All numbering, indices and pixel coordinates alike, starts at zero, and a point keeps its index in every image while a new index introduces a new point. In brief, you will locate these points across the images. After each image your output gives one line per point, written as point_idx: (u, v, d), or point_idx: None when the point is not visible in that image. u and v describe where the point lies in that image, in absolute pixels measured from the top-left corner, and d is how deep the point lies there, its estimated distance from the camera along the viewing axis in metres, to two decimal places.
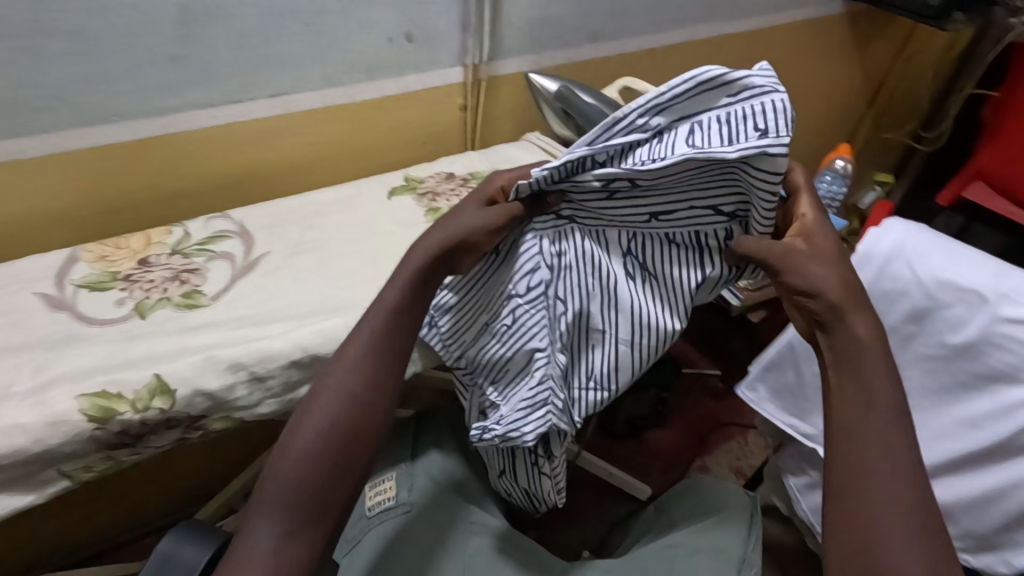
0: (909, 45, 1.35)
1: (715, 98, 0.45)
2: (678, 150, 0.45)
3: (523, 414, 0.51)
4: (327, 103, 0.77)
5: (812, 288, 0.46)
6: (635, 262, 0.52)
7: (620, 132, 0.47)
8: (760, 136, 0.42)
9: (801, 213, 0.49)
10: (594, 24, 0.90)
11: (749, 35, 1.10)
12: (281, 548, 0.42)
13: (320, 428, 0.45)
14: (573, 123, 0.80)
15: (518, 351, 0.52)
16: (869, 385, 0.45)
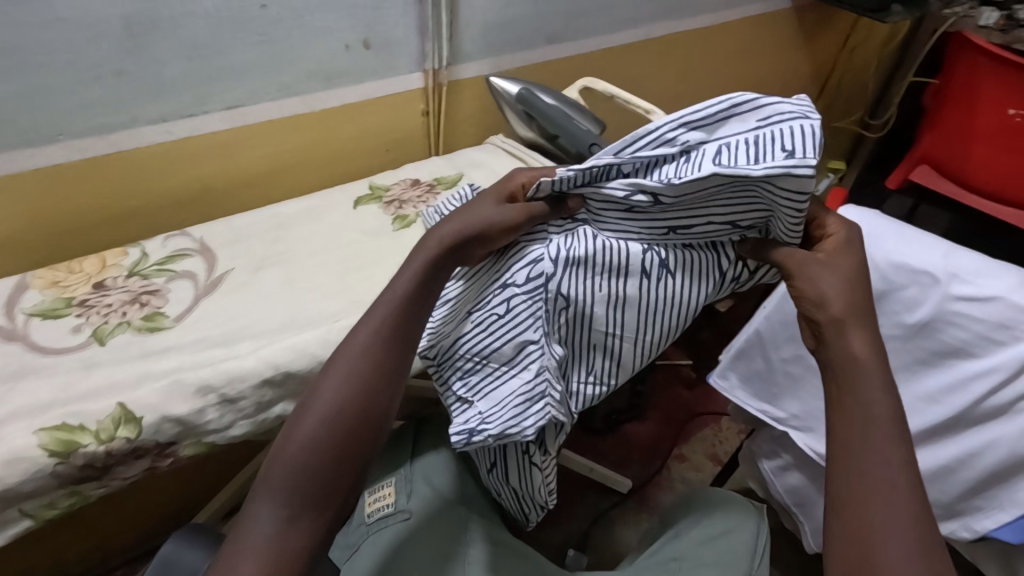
0: (853, 37, 1.40)
1: (746, 120, 0.44)
2: (702, 166, 0.44)
3: (520, 410, 0.50)
4: (285, 114, 0.75)
5: (819, 301, 0.42)
6: (656, 259, 0.49)
7: (648, 145, 0.46)
8: (788, 156, 0.40)
9: (829, 231, 0.46)
10: (551, 25, 0.91)
11: (702, 32, 1.12)
12: (283, 532, 0.41)
13: (325, 416, 0.44)
14: (535, 125, 0.81)
15: (515, 344, 0.51)
16: (873, 415, 0.39)
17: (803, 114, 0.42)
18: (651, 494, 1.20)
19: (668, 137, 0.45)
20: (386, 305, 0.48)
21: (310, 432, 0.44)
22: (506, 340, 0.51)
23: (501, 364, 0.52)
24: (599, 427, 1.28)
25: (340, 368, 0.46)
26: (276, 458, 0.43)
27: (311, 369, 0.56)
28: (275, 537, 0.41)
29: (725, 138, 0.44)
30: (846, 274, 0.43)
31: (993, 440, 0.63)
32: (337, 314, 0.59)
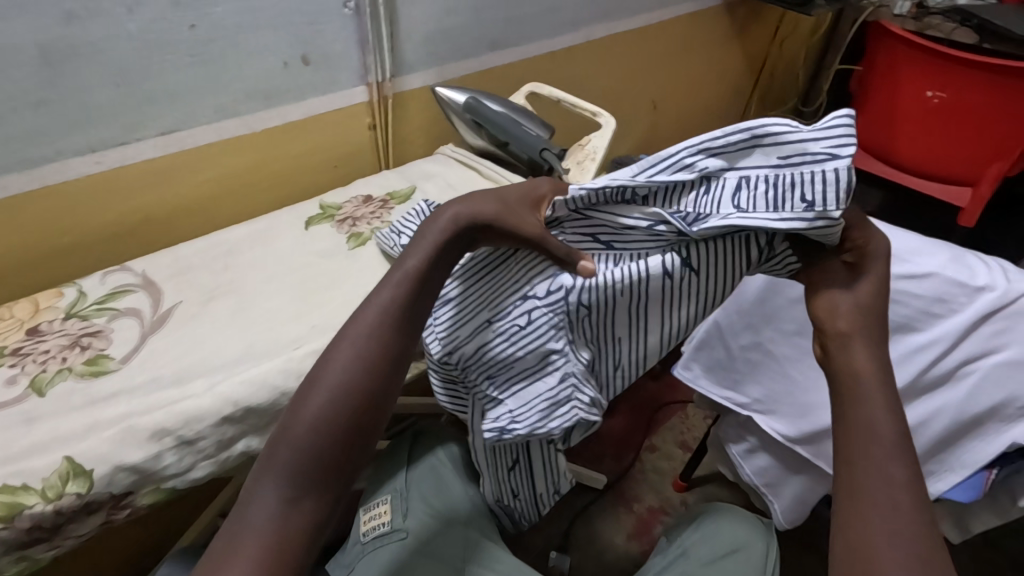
0: (782, 30, 1.46)
1: (771, 154, 0.43)
2: (721, 207, 0.45)
3: (545, 416, 0.50)
4: (225, 136, 0.72)
5: (829, 312, 0.45)
6: (678, 261, 0.47)
7: (666, 169, 0.46)
8: (807, 207, 0.42)
9: (860, 239, 0.47)
10: (492, 32, 0.91)
11: (640, 32, 1.15)
12: (287, 513, 0.40)
13: (329, 399, 0.43)
14: (484, 133, 0.80)
15: (539, 352, 0.49)
16: (873, 422, 0.41)
17: (832, 155, 0.41)
18: (626, 486, 1.22)
19: (687, 163, 0.45)
20: (392, 290, 0.47)
21: (309, 418, 0.42)
22: (527, 350, 0.49)
23: (524, 370, 0.51)
24: None
25: (346, 350, 0.45)
26: (274, 446, 0.42)
27: (273, 401, 0.53)
28: (277, 517, 0.40)
29: (747, 173, 0.44)
30: (860, 290, 0.45)
31: (940, 407, 0.66)
32: (297, 341, 0.57)
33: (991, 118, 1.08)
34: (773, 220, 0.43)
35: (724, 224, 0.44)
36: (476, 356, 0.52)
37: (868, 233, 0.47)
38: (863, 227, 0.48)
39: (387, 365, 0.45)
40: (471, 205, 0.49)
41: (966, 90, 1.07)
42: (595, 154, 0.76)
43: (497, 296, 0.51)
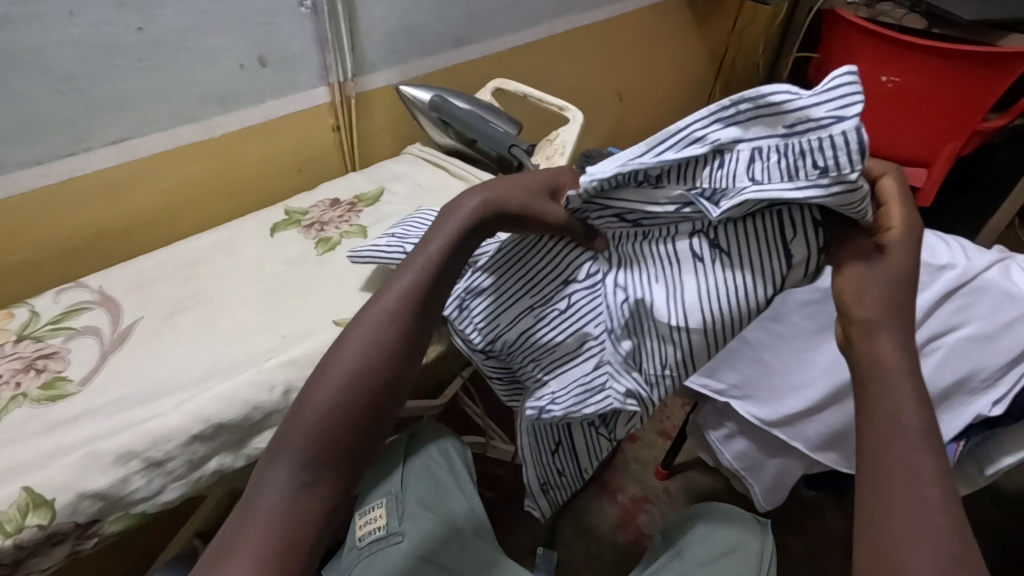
0: (740, 20, 1.48)
1: (777, 121, 0.39)
2: (739, 181, 0.40)
3: (580, 400, 0.50)
4: (181, 142, 0.70)
5: (856, 298, 0.40)
6: (715, 249, 0.44)
7: (672, 147, 0.42)
8: (822, 174, 0.38)
9: (891, 220, 0.42)
10: (455, 29, 0.89)
11: (602, 25, 1.15)
12: (299, 503, 0.35)
13: (343, 383, 0.38)
14: (451, 131, 0.79)
15: (573, 336, 0.50)
16: (900, 419, 0.36)
17: (839, 117, 0.36)
18: (610, 478, 1.23)
19: (697, 137, 0.41)
20: (416, 271, 0.43)
21: (319, 402, 0.37)
22: (567, 332, 0.50)
23: (564, 354, 0.51)
24: None
25: (364, 333, 0.40)
26: (285, 432, 0.37)
27: (245, 415, 0.51)
28: (284, 508, 0.35)
29: (758, 142, 0.40)
30: (890, 274, 0.40)
31: None
32: (268, 352, 0.55)
33: (946, 101, 1.11)
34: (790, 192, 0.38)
35: (741, 201, 0.40)
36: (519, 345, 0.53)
37: (906, 211, 0.42)
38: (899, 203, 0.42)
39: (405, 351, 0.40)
40: (493, 191, 0.47)
41: (924, 79, 1.10)
42: (564, 148, 0.76)
43: (534, 285, 0.52)
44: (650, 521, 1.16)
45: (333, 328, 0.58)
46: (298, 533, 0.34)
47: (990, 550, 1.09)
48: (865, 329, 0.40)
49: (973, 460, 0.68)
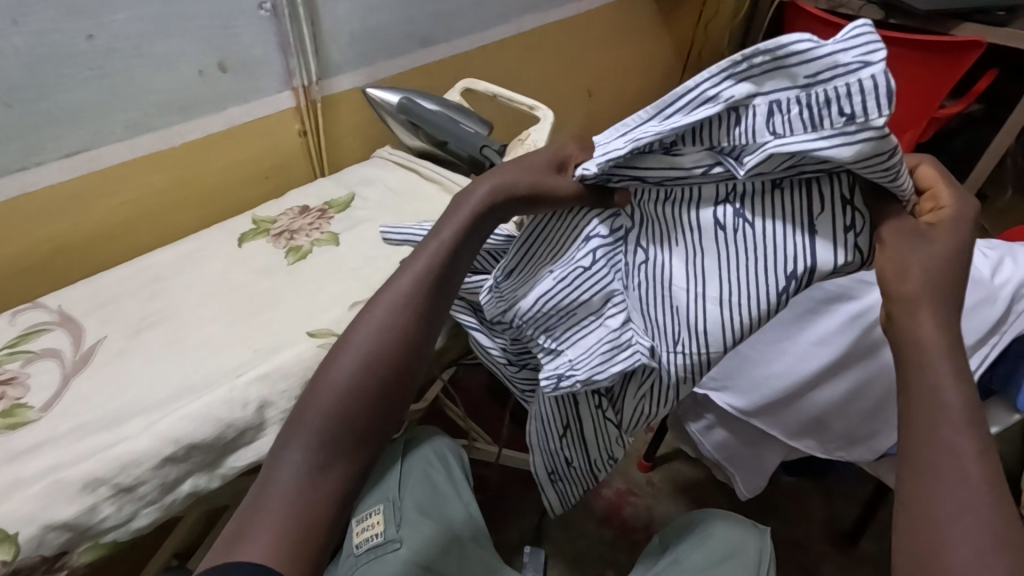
0: (705, 13, 1.50)
1: (796, 72, 0.38)
2: (759, 138, 0.40)
3: (607, 357, 0.47)
4: (140, 152, 0.67)
5: (898, 274, 0.39)
6: (736, 215, 0.44)
7: (688, 106, 0.41)
8: (848, 123, 0.36)
9: (943, 204, 0.41)
10: (422, 28, 0.88)
11: (570, 21, 1.15)
12: (313, 483, 0.37)
13: (358, 367, 0.40)
14: (421, 133, 0.78)
15: (595, 296, 0.47)
16: (941, 406, 0.35)
17: (865, 62, 0.35)
18: None
19: (710, 96, 0.40)
20: (427, 255, 0.44)
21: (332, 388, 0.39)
22: (593, 291, 0.47)
23: (587, 315, 0.48)
24: None
25: (378, 316, 0.42)
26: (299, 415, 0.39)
27: (219, 434, 0.50)
28: (298, 492, 0.37)
29: (776, 96, 0.39)
30: (938, 252, 0.39)
31: (878, 371, 0.70)
32: (239, 368, 0.53)
33: (903, 91, 1.14)
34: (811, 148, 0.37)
35: (764, 157, 0.39)
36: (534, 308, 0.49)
37: (955, 194, 0.41)
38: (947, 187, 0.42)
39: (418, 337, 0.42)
40: (501, 176, 0.48)
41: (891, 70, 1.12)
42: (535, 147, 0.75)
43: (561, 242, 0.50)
44: (635, 513, 1.18)
45: (307, 339, 0.56)
46: (315, 516, 0.36)
47: None
48: (906, 305, 0.38)
49: None
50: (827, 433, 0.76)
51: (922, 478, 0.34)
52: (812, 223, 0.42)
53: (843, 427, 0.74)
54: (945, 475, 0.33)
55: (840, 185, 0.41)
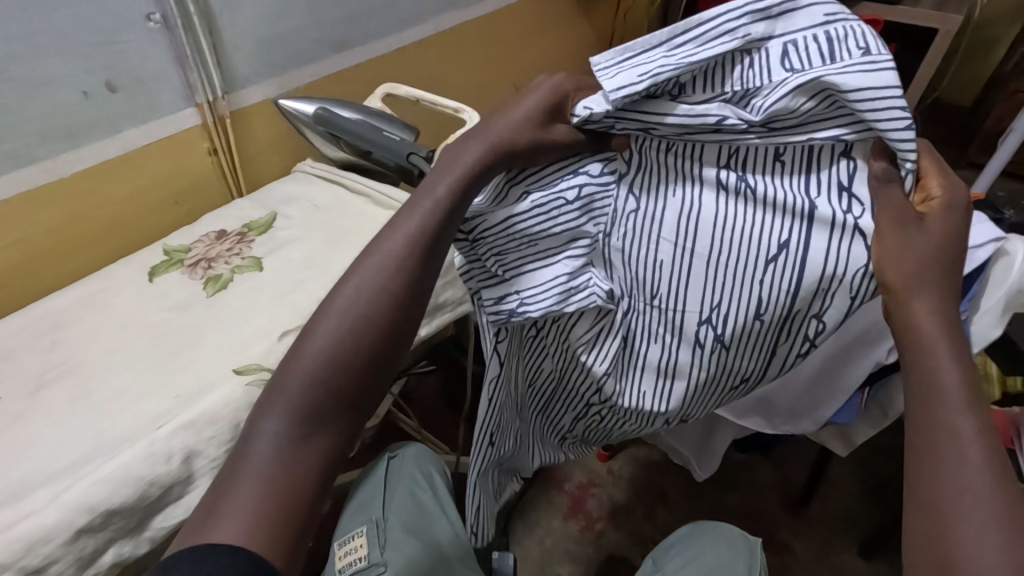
0: (623, 4, 1.52)
1: (807, 17, 0.44)
2: (775, 75, 0.44)
3: (563, 298, 0.51)
4: (22, 187, 0.60)
5: (894, 261, 0.43)
6: (735, 176, 0.48)
7: (711, 38, 0.44)
8: (864, 56, 0.42)
9: (933, 191, 0.45)
10: (334, 32, 0.84)
11: (490, 18, 1.13)
12: (295, 453, 0.38)
13: (350, 327, 0.41)
14: (343, 144, 0.74)
15: (568, 229, 0.51)
16: (937, 386, 0.40)
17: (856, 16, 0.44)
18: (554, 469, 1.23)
19: (730, 27, 0.44)
20: (422, 212, 0.45)
21: (311, 359, 0.40)
22: (567, 227, 0.50)
23: (548, 249, 0.51)
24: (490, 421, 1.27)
25: (365, 275, 0.42)
26: (278, 384, 0.39)
27: (141, 495, 0.46)
28: (275, 456, 0.38)
29: (789, 37, 0.44)
30: (934, 239, 0.43)
31: None
32: (159, 419, 0.49)
33: None
34: (836, 71, 0.41)
35: (791, 89, 0.42)
36: (501, 236, 0.51)
37: (945, 182, 0.45)
38: (946, 174, 0.45)
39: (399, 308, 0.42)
40: (498, 133, 0.48)
41: None
42: None
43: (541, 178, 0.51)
44: (599, 503, 1.18)
45: (234, 378, 0.52)
46: (288, 508, 0.36)
47: (895, 470, 1.20)
48: (903, 291, 0.42)
49: (878, 404, 0.75)
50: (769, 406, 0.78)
51: (932, 462, 0.38)
52: (812, 204, 0.46)
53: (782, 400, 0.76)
54: (958, 450, 0.37)
55: (839, 171, 0.45)
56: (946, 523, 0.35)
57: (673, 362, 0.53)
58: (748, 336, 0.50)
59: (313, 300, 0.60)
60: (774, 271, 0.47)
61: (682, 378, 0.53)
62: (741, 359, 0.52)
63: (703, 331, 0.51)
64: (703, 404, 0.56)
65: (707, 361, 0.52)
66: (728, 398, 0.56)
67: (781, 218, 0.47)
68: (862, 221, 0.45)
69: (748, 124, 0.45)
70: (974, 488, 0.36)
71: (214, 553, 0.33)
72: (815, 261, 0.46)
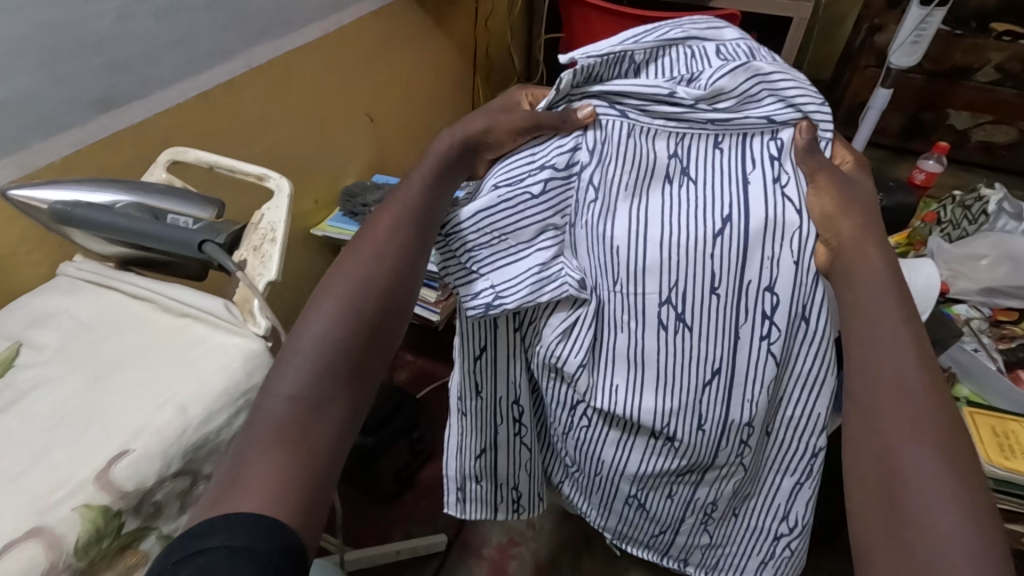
0: (480, 11, 1.40)
1: (727, 33, 0.61)
2: (711, 64, 0.58)
3: (535, 291, 0.58)
4: None
5: (838, 210, 0.54)
6: (679, 166, 0.59)
7: (656, 36, 0.59)
8: (776, 60, 0.58)
9: (845, 159, 0.58)
10: (94, 86, 0.66)
11: (319, 45, 0.97)
12: (314, 416, 0.42)
13: (354, 288, 0.49)
14: (107, 241, 0.58)
15: (535, 219, 0.59)
16: (881, 302, 0.49)
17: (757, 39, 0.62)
18: (469, 534, 1.13)
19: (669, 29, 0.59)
20: (413, 191, 0.57)
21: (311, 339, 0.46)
22: (532, 219, 0.58)
23: (521, 242, 0.59)
24: (390, 491, 1.14)
25: (367, 247, 0.52)
26: (291, 350, 0.45)
27: None
28: (296, 411, 0.42)
29: (719, 43, 0.59)
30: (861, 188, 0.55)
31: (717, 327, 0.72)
32: None
33: None
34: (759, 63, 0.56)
35: (730, 69, 0.55)
36: (469, 231, 0.59)
37: (852, 153, 0.58)
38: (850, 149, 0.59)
39: (376, 312, 0.49)
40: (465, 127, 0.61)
41: None
42: (273, 230, 0.59)
43: (509, 172, 0.59)
44: (521, 564, 1.09)
45: None
46: (311, 478, 0.40)
47: None
48: (855, 248, 0.52)
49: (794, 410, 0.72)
50: (759, 459, 0.65)
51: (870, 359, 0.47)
52: (747, 179, 0.56)
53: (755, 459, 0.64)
54: (891, 351, 0.46)
55: (769, 148, 0.57)
56: (885, 440, 0.43)
57: (639, 348, 0.60)
58: (706, 313, 0.58)
59: (50, 481, 0.43)
60: (722, 241, 0.56)
61: (650, 362, 0.60)
62: (705, 343, 0.58)
63: (664, 312, 0.59)
64: (677, 398, 0.61)
65: (672, 340, 0.59)
66: (705, 394, 0.60)
67: (728, 198, 0.56)
68: (787, 188, 0.55)
69: (695, 99, 0.56)
70: (907, 382, 0.45)
71: (247, 522, 0.35)
72: (756, 233, 0.55)
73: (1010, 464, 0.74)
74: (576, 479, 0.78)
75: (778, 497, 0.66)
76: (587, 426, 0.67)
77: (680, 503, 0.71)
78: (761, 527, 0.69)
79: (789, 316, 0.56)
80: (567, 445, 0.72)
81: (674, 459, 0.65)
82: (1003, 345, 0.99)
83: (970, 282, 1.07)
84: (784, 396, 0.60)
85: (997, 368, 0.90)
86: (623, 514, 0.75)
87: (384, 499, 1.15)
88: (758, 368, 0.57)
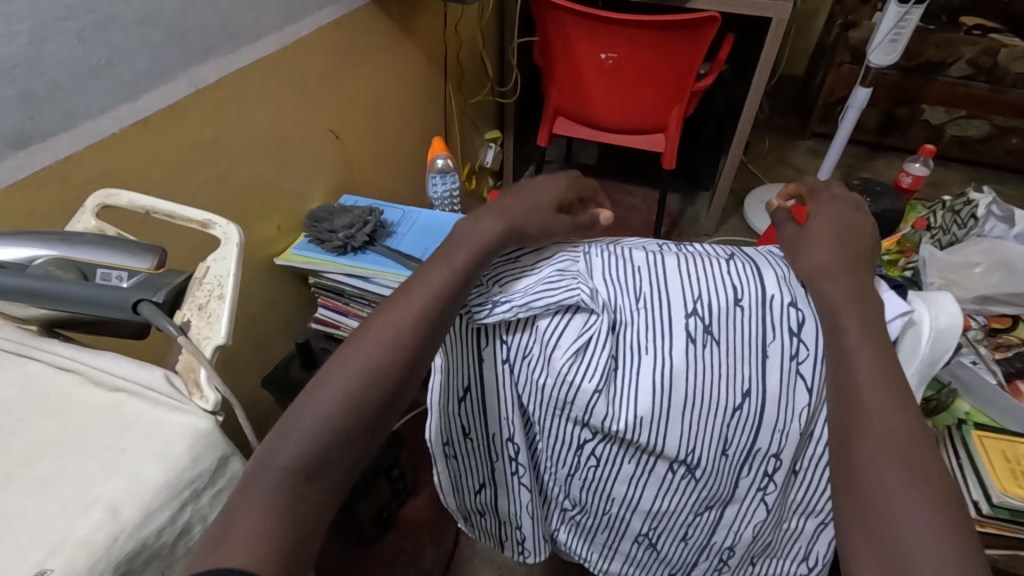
0: (449, 16, 1.33)
1: None
2: None
3: (546, 295, 0.55)
4: None
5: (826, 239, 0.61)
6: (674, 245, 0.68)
7: None
8: None
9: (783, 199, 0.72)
10: (7, 119, 0.58)
11: (273, 59, 0.89)
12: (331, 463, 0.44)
13: (412, 326, 0.52)
14: (25, 306, 0.50)
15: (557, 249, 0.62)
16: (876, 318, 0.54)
17: None
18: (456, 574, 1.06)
19: None
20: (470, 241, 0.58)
21: (337, 391, 0.47)
22: (556, 253, 0.62)
23: (543, 267, 0.60)
24: (371, 533, 1.07)
25: (418, 292, 0.54)
26: (333, 376, 0.48)
27: None
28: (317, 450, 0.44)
29: None
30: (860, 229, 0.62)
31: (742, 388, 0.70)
32: None
33: None
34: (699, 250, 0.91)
35: None
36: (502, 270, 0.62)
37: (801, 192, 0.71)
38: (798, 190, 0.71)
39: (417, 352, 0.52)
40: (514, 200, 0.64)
41: None
42: (221, 285, 0.53)
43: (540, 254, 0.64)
44: None
45: None
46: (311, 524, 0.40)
47: None
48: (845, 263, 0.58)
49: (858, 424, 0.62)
50: (783, 500, 0.60)
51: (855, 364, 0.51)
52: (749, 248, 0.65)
53: (779, 498, 0.59)
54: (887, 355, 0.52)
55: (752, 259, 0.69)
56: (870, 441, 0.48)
57: (667, 368, 0.54)
58: (733, 324, 0.55)
59: None
60: (737, 266, 0.58)
61: (678, 385, 0.54)
62: (733, 360, 0.54)
63: (692, 323, 0.55)
64: (702, 425, 0.55)
65: (699, 354, 0.55)
66: (734, 419, 0.55)
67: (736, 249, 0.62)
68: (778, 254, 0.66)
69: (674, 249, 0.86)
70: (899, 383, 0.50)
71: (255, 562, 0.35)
72: (764, 263, 0.59)
73: (1020, 492, 0.71)
74: (572, 524, 0.71)
75: (799, 538, 0.62)
76: (596, 464, 0.61)
77: (694, 548, 0.65)
78: (779, 571, 0.65)
79: (816, 334, 0.54)
80: (569, 487, 0.66)
81: (694, 492, 0.60)
82: (1000, 355, 0.93)
83: (965, 289, 1.03)
84: (815, 431, 0.55)
85: (996, 382, 0.86)
86: (632, 555, 0.69)
87: (363, 541, 1.08)
88: (790, 391, 0.54)
